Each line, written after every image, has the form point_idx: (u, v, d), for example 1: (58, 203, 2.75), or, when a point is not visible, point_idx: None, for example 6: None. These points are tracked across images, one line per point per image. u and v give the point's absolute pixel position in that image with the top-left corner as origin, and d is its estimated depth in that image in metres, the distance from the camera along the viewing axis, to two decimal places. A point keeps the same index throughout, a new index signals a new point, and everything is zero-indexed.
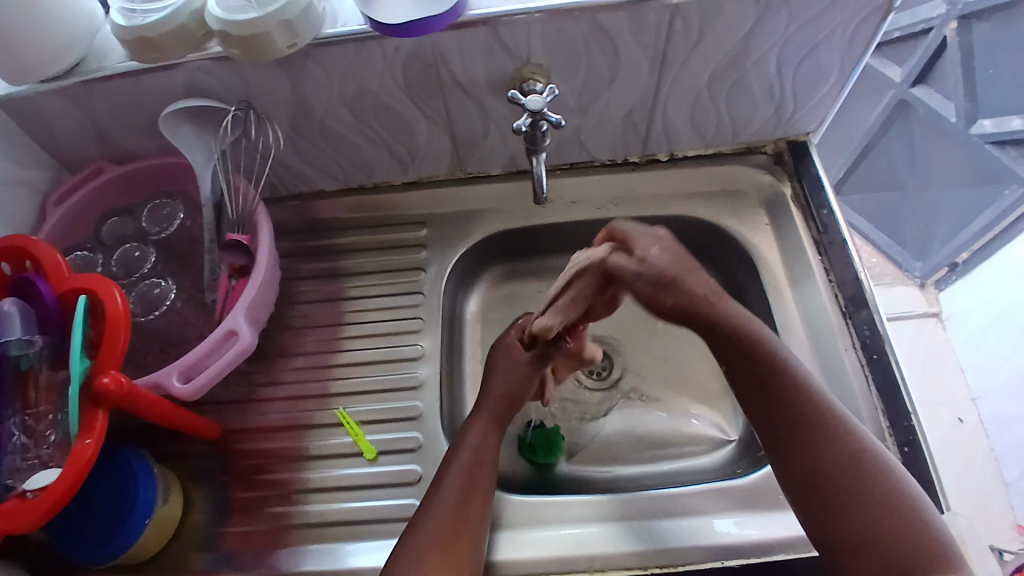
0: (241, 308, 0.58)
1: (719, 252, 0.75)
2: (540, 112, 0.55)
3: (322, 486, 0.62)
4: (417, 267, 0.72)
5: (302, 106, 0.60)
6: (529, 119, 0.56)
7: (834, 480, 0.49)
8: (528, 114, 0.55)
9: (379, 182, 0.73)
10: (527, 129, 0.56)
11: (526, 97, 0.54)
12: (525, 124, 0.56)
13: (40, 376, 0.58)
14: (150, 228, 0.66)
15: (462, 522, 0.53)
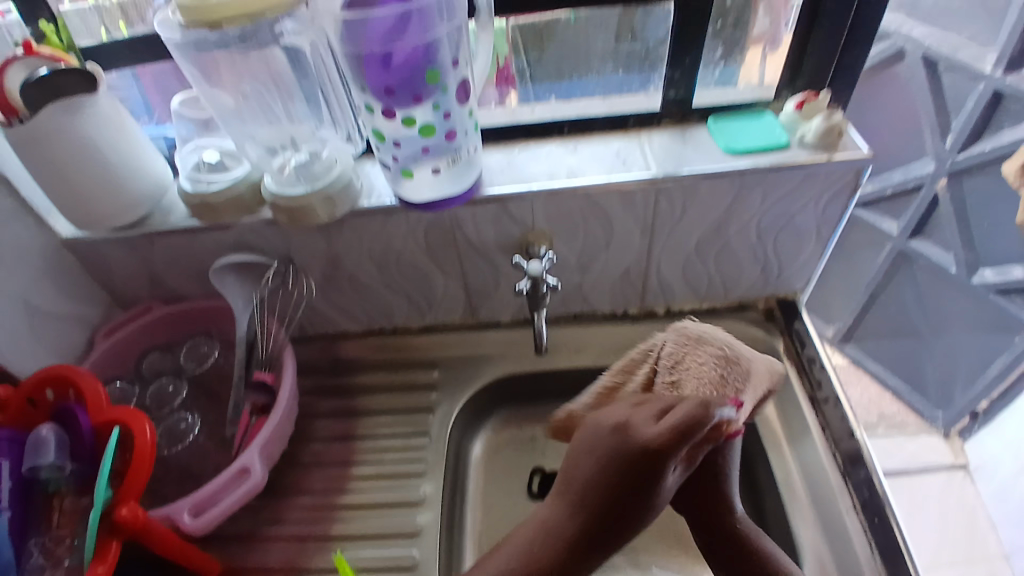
0: (257, 445, 0.61)
1: None
2: (540, 277, 0.62)
3: None
4: (426, 408, 0.75)
5: (336, 262, 0.69)
6: (530, 282, 0.63)
7: None
8: (529, 278, 0.62)
9: (398, 326, 0.80)
10: (528, 290, 0.63)
11: (528, 263, 0.62)
12: (527, 286, 0.63)
13: (65, 500, 0.60)
14: (187, 365, 0.71)
15: None
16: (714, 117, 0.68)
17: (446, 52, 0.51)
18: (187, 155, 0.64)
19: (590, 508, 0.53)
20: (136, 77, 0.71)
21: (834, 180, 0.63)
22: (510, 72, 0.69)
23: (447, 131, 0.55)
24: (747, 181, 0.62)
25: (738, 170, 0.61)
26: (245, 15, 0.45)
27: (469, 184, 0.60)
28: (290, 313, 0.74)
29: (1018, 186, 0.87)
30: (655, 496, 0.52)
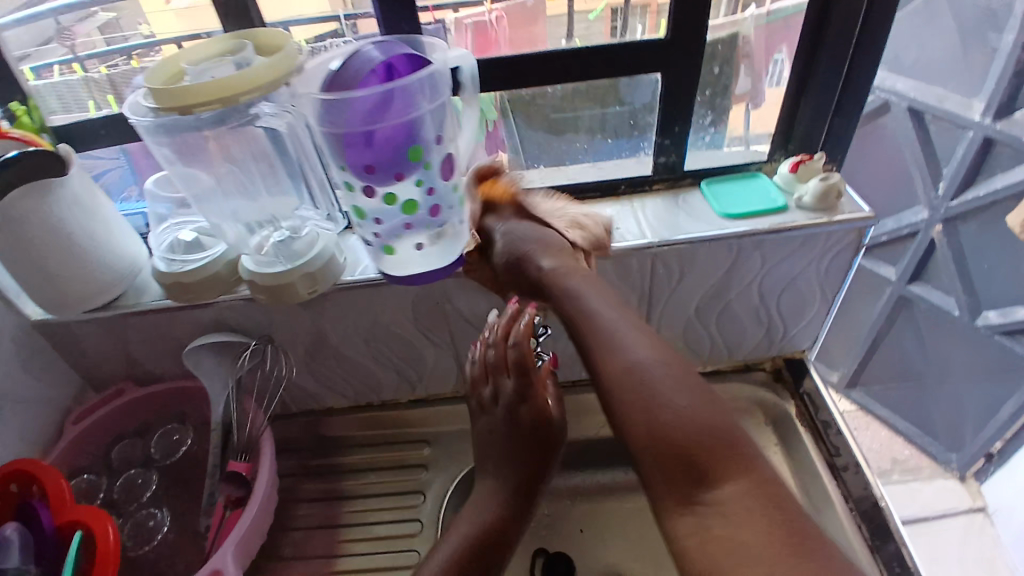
0: (231, 543, 0.56)
1: None
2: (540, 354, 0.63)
3: None
4: (417, 490, 0.70)
5: (321, 338, 0.65)
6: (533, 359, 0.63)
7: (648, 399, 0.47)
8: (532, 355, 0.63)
9: (387, 400, 0.76)
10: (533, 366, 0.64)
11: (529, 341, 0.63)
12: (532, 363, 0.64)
13: None
14: (156, 455, 0.67)
15: None
16: (707, 181, 0.67)
17: (429, 128, 0.49)
18: (162, 234, 0.62)
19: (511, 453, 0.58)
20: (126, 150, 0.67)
21: (836, 241, 0.61)
22: (500, 137, 0.67)
23: (431, 206, 0.53)
24: (746, 245, 0.60)
25: (736, 235, 0.59)
26: (219, 100, 0.44)
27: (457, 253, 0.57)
28: (270, 392, 0.70)
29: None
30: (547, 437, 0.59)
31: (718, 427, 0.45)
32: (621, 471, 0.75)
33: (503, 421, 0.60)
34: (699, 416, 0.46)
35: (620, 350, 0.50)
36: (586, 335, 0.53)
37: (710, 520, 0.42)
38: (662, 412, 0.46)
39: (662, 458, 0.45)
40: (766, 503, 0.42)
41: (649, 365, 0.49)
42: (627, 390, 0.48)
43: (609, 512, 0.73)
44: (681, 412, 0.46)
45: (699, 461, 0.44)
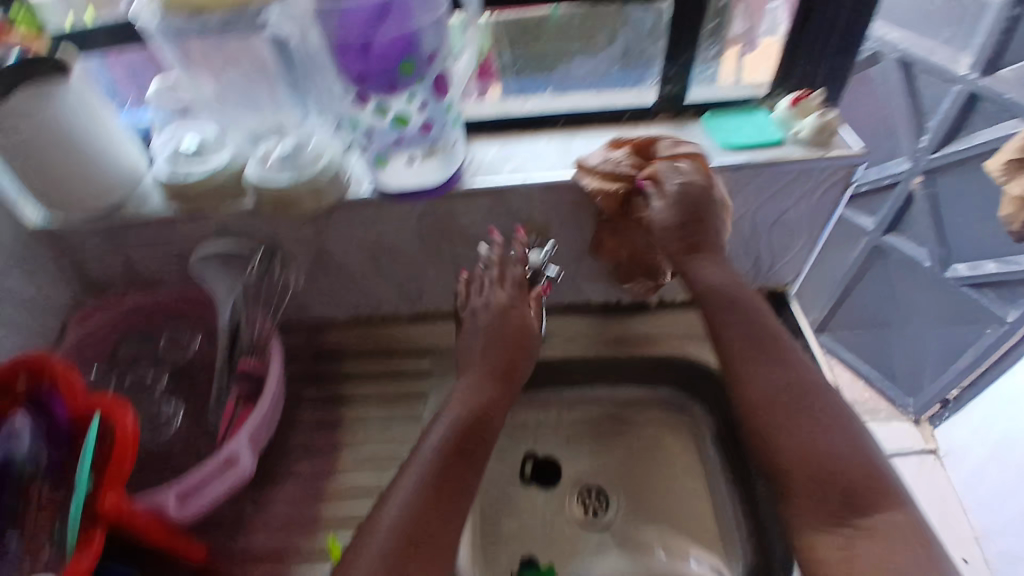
0: (245, 435, 0.60)
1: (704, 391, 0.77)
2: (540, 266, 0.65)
3: None
4: (416, 397, 0.75)
5: (324, 249, 0.67)
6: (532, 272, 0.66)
7: (802, 406, 0.49)
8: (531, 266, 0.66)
9: (386, 316, 0.79)
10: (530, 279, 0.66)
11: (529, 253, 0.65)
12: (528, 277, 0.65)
13: (42, 493, 0.54)
14: (167, 353, 0.70)
15: (439, 488, 0.49)
16: (709, 113, 0.68)
17: (424, 44, 0.50)
18: (161, 144, 0.61)
19: (490, 367, 0.60)
20: (102, 61, 0.67)
21: (828, 177, 0.64)
22: (493, 67, 0.68)
23: (425, 123, 0.55)
24: (746, 174, 0.63)
25: (735, 165, 0.62)
26: None
27: (443, 177, 0.60)
28: (276, 300, 0.71)
29: (1002, 183, 0.89)
30: (524, 336, 0.63)
31: (872, 457, 0.46)
32: None
33: (484, 321, 0.63)
34: (826, 418, 0.48)
35: (773, 368, 0.52)
36: (735, 359, 0.54)
37: (858, 545, 0.42)
38: (825, 433, 0.47)
39: (803, 462, 0.46)
40: (909, 536, 0.41)
41: (792, 384, 0.51)
42: (764, 405, 0.50)
43: (595, 425, 0.79)
44: (841, 439, 0.47)
45: (853, 488, 0.44)
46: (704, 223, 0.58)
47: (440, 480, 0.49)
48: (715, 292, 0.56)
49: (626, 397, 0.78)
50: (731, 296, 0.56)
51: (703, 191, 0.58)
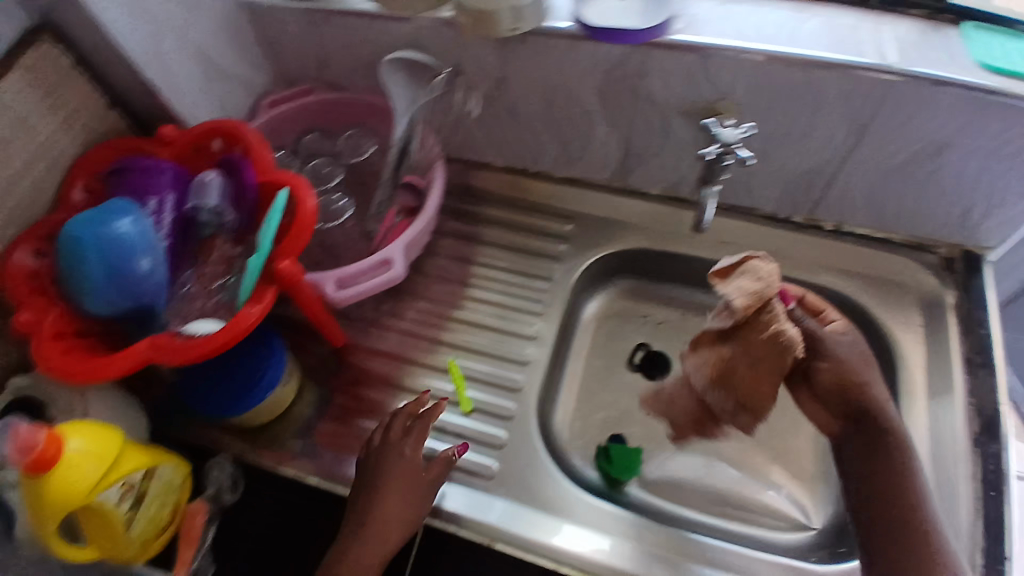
0: (402, 242, 0.64)
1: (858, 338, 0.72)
2: (731, 146, 0.55)
3: None
4: (551, 258, 0.74)
5: (502, 84, 0.65)
6: (718, 149, 0.55)
7: None
8: (719, 143, 0.55)
9: (538, 170, 0.76)
10: (712, 158, 0.56)
11: (721, 127, 0.55)
12: (714, 151, 0.55)
13: (218, 244, 0.61)
14: (344, 152, 0.72)
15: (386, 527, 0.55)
16: (973, 23, 0.58)
17: None
18: None
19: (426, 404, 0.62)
20: None
21: None
22: None
23: None
24: (990, 102, 0.53)
25: (984, 88, 0.53)
26: None
27: (661, 18, 0.55)
28: (448, 124, 0.72)
29: None
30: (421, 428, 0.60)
31: None
32: None
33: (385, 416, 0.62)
34: None
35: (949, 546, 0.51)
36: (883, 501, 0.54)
37: None
38: None
39: None
40: None
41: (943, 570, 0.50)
42: None
43: None
44: None
45: None
46: (858, 390, 0.58)
47: (380, 540, 0.54)
48: (885, 407, 0.57)
49: None
50: (864, 405, 0.57)
51: (859, 358, 0.59)
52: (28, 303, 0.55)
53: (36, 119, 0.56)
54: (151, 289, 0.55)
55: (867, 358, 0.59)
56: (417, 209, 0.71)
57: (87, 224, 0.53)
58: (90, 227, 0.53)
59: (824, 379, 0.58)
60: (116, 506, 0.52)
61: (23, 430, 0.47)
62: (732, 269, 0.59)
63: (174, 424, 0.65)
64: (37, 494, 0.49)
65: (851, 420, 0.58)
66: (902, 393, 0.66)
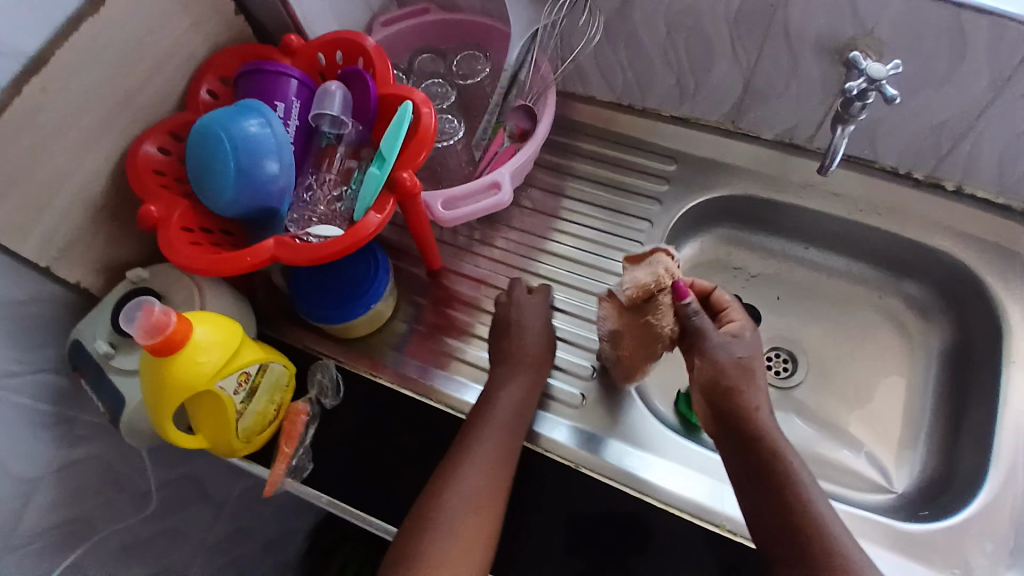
0: (510, 164, 0.63)
1: (964, 307, 0.69)
2: (879, 83, 0.54)
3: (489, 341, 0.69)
4: (651, 198, 0.75)
5: (627, 7, 0.63)
6: (864, 84, 0.55)
7: None
8: (865, 78, 0.55)
9: (648, 108, 0.76)
10: (855, 94, 0.56)
11: (869, 62, 0.55)
12: (858, 86, 0.55)
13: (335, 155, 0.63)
14: (458, 72, 0.71)
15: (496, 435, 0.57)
16: None
17: None
18: None
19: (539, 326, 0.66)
20: None
21: None
22: None
23: None
24: None
25: None
26: None
27: None
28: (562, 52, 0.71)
29: None
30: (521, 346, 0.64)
31: None
32: (838, 259, 0.76)
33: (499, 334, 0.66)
34: None
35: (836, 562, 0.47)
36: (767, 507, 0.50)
37: None
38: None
39: None
40: None
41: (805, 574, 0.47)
42: None
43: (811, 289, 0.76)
44: None
45: None
46: (732, 396, 0.53)
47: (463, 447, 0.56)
48: (757, 414, 0.53)
49: (867, 279, 0.75)
50: (744, 414, 0.53)
51: (739, 364, 0.54)
52: (157, 197, 0.57)
53: (170, 18, 0.59)
54: (275, 193, 0.57)
55: (749, 363, 0.55)
56: (529, 132, 0.68)
57: (224, 120, 0.55)
58: (227, 124, 0.55)
59: (699, 376, 0.55)
60: (231, 395, 0.54)
61: (157, 309, 0.48)
62: (640, 258, 0.58)
63: (282, 322, 0.69)
64: (162, 373, 0.50)
65: (721, 424, 0.54)
66: (1005, 360, 0.63)
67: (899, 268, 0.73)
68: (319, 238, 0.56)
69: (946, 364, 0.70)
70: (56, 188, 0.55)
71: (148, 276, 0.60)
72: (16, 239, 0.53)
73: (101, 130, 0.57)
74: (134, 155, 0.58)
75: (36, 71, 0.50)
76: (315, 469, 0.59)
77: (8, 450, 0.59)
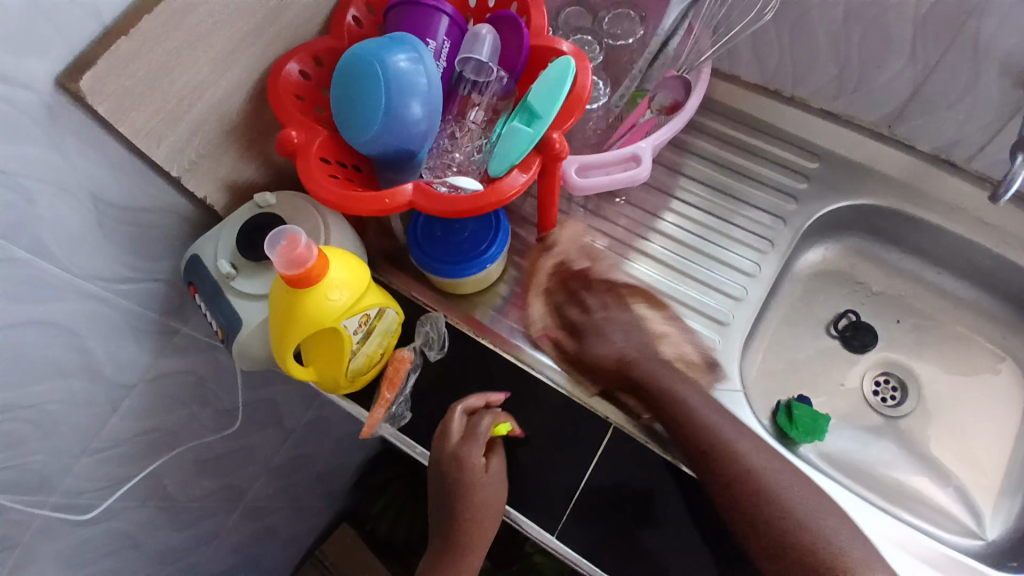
0: (655, 140, 0.60)
1: None
2: None
3: None
4: (788, 195, 0.71)
5: None
6: None
7: None
8: None
9: (798, 96, 0.71)
10: None
11: None
12: None
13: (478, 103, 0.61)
14: (608, 29, 0.67)
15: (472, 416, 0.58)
16: None
17: None
18: None
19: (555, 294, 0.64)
20: None
21: None
22: None
23: None
24: None
25: None
26: None
27: None
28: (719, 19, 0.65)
29: None
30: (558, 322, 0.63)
31: None
32: (966, 289, 0.73)
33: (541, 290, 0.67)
34: None
35: None
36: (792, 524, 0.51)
37: None
38: None
39: None
40: None
41: None
42: None
43: (928, 316, 0.74)
44: None
45: None
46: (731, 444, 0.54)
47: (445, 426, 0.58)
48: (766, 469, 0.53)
49: (992, 317, 0.72)
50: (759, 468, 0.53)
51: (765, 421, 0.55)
52: (298, 122, 0.56)
53: None
54: (417, 137, 0.55)
55: None
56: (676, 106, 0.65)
57: (378, 52, 0.52)
58: (380, 56, 0.52)
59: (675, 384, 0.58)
60: (351, 335, 0.54)
61: (302, 242, 0.48)
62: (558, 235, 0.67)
63: (386, 265, 0.68)
64: (294, 305, 0.50)
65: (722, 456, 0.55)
66: None
67: None
68: (454, 189, 0.55)
69: None
70: (196, 96, 0.53)
71: (274, 202, 0.60)
72: (152, 144, 0.52)
73: (246, 41, 0.55)
74: (277, 75, 0.57)
75: None
76: (412, 420, 0.60)
77: (115, 350, 0.60)
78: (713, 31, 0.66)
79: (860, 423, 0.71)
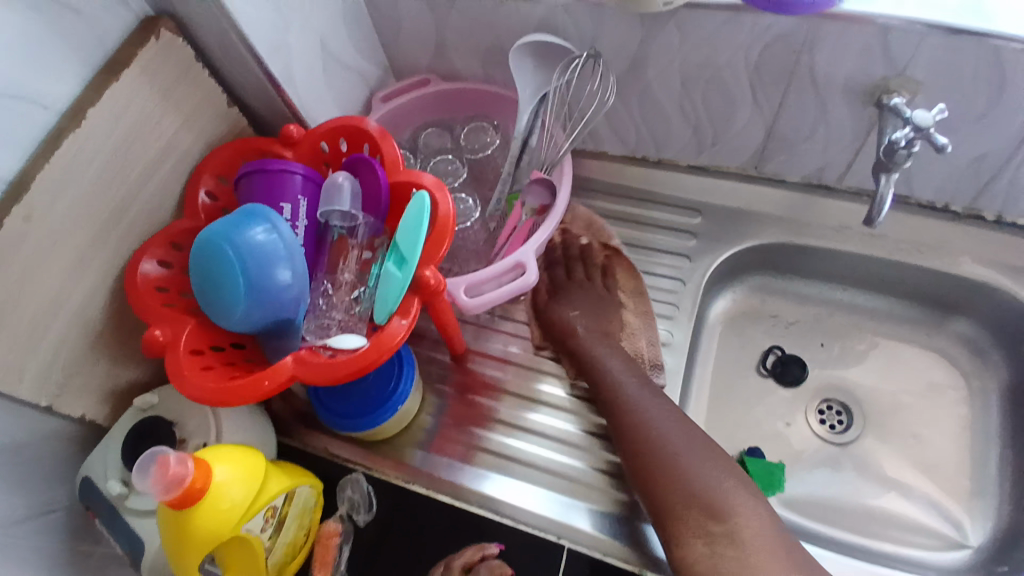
0: (533, 243, 0.59)
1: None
2: (926, 131, 0.51)
3: (517, 423, 0.64)
4: (684, 253, 0.71)
5: (639, 64, 0.60)
6: (910, 134, 0.52)
7: None
8: (911, 127, 0.52)
9: (664, 158, 0.72)
10: (902, 145, 0.53)
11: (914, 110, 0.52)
12: (905, 136, 0.53)
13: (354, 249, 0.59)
14: (467, 145, 0.70)
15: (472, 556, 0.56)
16: None
17: None
18: None
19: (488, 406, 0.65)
20: None
21: None
22: None
23: None
24: None
25: None
26: None
27: None
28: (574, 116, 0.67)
29: None
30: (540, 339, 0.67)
31: None
32: (879, 299, 0.73)
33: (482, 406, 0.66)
34: None
35: None
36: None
37: None
38: None
39: None
40: None
41: None
42: None
43: (852, 334, 0.74)
44: None
45: None
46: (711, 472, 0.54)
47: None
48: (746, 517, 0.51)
49: (911, 318, 0.72)
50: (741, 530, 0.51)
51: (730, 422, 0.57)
52: (161, 319, 0.53)
53: (156, 117, 0.54)
54: (290, 303, 0.53)
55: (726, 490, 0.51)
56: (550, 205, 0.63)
57: (228, 231, 0.50)
58: (230, 236, 0.50)
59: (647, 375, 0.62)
60: (259, 535, 0.49)
61: (173, 460, 0.44)
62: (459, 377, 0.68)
63: (299, 430, 0.64)
64: (187, 523, 0.46)
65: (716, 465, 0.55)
66: None
67: (945, 306, 0.70)
68: (334, 350, 0.52)
69: (1011, 406, 0.67)
70: (49, 316, 0.50)
71: (157, 399, 0.56)
72: (7, 382, 0.48)
73: (93, 246, 0.52)
74: (131, 276, 0.54)
75: (19, 197, 0.46)
76: None
77: None
78: (566, 122, 0.67)
79: (823, 460, 0.69)
